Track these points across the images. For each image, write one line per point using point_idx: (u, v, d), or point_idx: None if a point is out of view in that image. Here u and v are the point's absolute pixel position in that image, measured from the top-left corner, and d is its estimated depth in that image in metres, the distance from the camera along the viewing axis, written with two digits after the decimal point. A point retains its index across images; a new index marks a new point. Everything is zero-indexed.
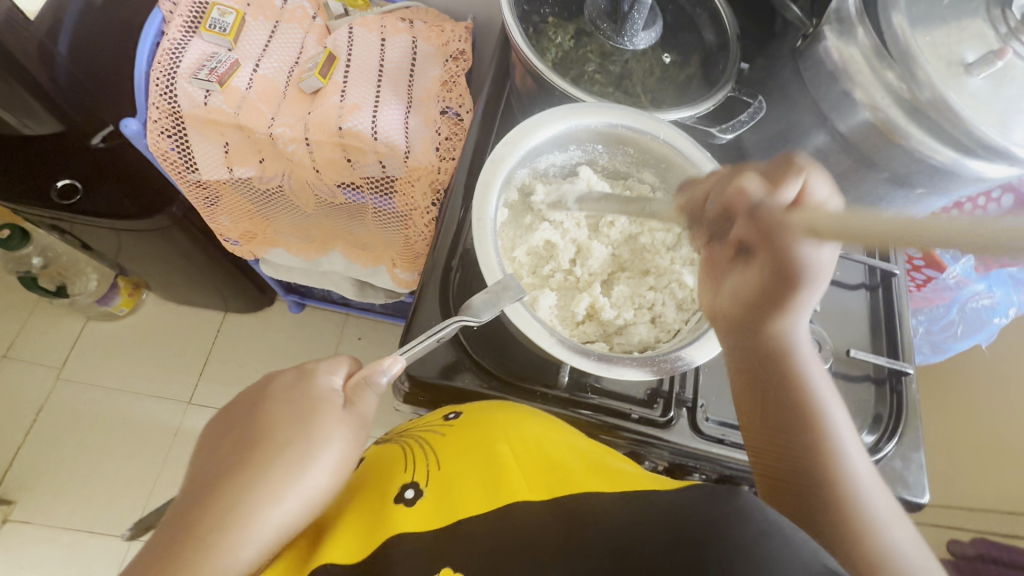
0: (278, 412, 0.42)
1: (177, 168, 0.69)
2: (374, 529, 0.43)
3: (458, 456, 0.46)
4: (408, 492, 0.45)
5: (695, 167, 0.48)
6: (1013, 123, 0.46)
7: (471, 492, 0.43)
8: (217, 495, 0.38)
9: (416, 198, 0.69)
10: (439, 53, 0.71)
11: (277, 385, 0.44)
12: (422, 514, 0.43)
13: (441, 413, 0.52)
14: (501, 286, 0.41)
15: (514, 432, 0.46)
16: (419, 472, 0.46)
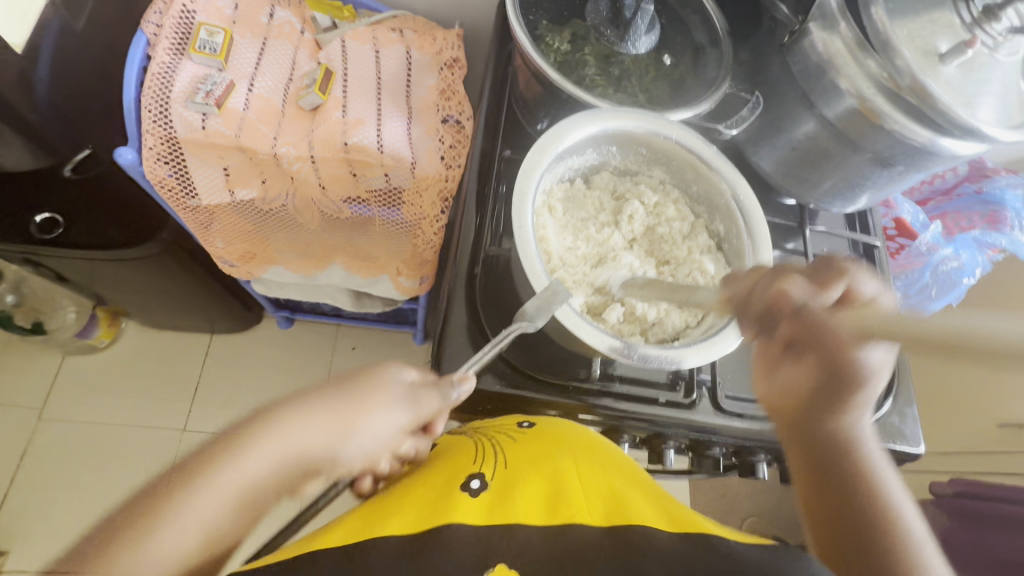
0: (356, 389, 0.50)
1: (176, 196, 0.67)
2: (434, 508, 0.46)
3: (526, 466, 0.50)
4: (473, 483, 0.49)
5: (706, 163, 0.53)
6: (979, 105, 0.51)
7: (532, 499, 0.47)
8: (285, 431, 0.46)
9: (424, 208, 0.70)
10: (433, 62, 0.72)
11: (364, 368, 0.52)
12: (484, 504, 0.47)
13: (514, 419, 0.57)
14: (549, 291, 0.44)
15: (582, 458, 0.51)
16: (485, 468, 0.50)
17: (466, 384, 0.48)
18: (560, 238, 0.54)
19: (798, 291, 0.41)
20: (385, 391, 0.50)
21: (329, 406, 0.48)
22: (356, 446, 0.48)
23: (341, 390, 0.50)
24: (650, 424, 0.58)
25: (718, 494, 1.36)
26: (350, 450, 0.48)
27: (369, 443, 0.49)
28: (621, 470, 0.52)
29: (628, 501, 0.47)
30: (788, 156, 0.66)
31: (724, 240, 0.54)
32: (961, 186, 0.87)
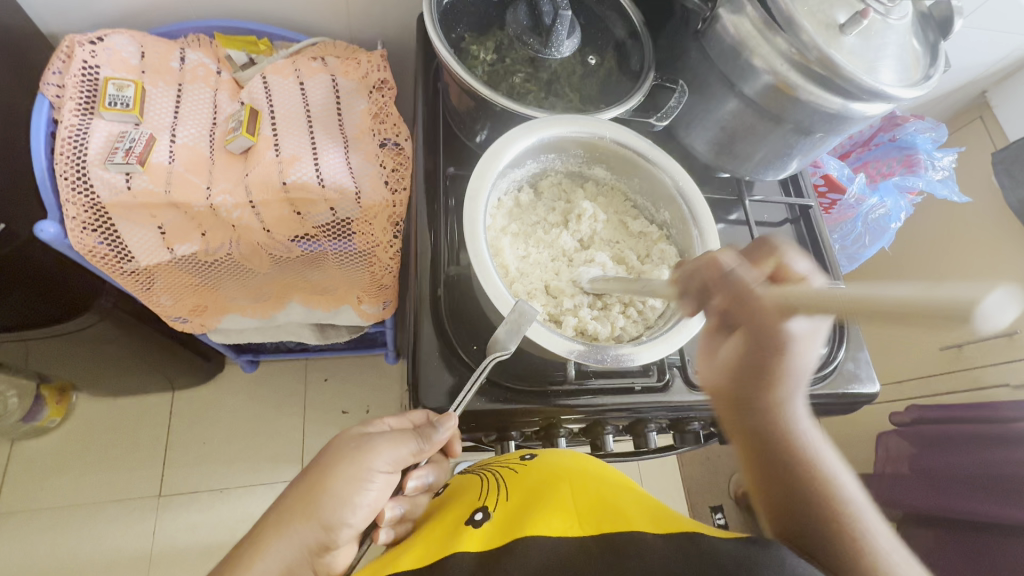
0: (343, 460, 0.47)
1: (112, 263, 0.64)
2: (442, 542, 0.46)
3: (527, 492, 0.51)
4: (478, 516, 0.49)
5: (643, 156, 0.54)
6: (879, 69, 0.55)
7: (533, 516, 0.47)
8: (289, 530, 0.44)
9: (376, 235, 0.69)
10: (361, 86, 0.71)
11: (345, 437, 0.49)
12: (488, 533, 0.46)
13: (517, 456, 0.59)
14: (519, 313, 0.44)
15: (578, 475, 0.52)
16: (489, 500, 0.51)
17: (449, 422, 0.48)
18: (515, 248, 0.55)
19: (728, 259, 0.44)
20: (363, 447, 0.48)
21: (311, 487, 0.46)
22: (359, 511, 0.47)
23: (320, 468, 0.47)
24: (630, 411, 0.60)
25: (705, 457, 1.41)
26: (353, 516, 0.46)
27: (372, 501, 0.47)
28: (619, 484, 0.53)
29: (624, 510, 0.48)
30: (719, 135, 0.69)
31: (670, 226, 0.57)
32: (877, 137, 0.95)
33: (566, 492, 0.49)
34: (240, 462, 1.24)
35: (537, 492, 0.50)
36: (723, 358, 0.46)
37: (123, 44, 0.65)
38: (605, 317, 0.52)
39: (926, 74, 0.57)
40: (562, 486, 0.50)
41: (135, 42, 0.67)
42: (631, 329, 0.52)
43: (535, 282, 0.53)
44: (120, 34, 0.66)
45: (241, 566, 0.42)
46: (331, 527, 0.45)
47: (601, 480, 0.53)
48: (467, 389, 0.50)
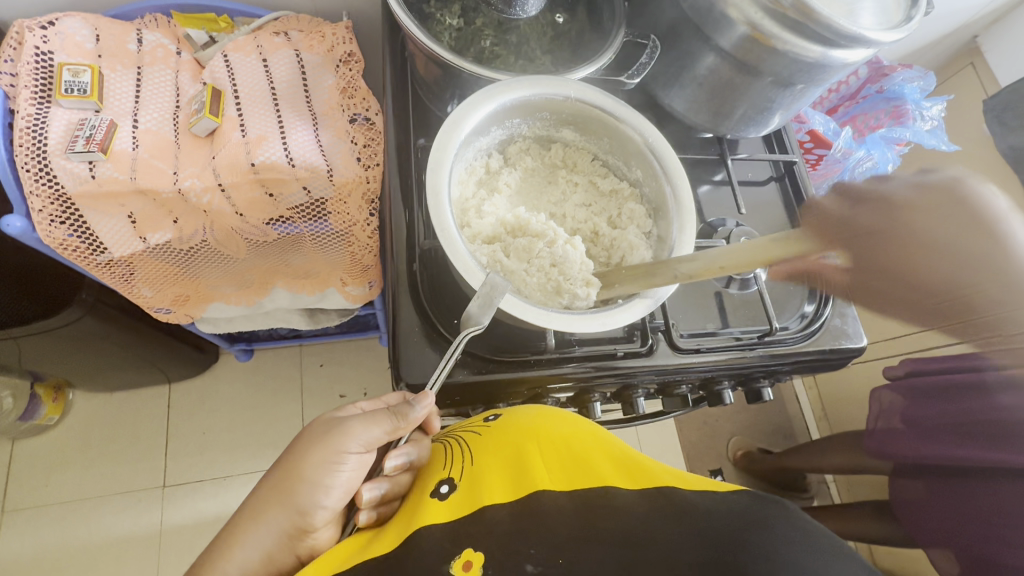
0: (312, 446, 0.48)
1: (84, 255, 0.62)
2: (411, 517, 0.47)
3: (490, 457, 0.51)
4: (443, 488, 0.49)
5: (610, 115, 0.52)
6: (857, 13, 0.54)
7: (500, 482, 0.48)
8: (263, 513, 0.46)
9: (352, 214, 0.68)
10: (327, 60, 0.69)
11: (316, 424, 0.50)
12: (453, 503, 0.47)
13: (479, 418, 0.59)
14: (489, 287, 0.44)
15: (540, 432, 0.52)
16: (454, 470, 0.51)
17: (426, 400, 0.49)
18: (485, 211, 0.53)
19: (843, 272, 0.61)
20: (335, 430, 0.48)
21: (285, 477, 0.47)
22: (333, 492, 0.47)
23: (296, 453, 0.48)
24: (616, 377, 0.60)
25: (702, 422, 1.42)
26: (328, 498, 0.48)
27: (345, 481, 0.48)
28: (580, 433, 0.53)
29: (593, 469, 0.49)
30: (697, 92, 0.67)
31: (642, 184, 0.55)
32: (864, 89, 0.94)
33: (531, 453, 0.50)
34: (243, 450, 1.25)
35: (502, 455, 0.50)
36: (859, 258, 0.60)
37: (76, 27, 0.63)
38: (549, 271, 0.49)
39: (908, 16, 0.55)
40: (525, 444, 0.51)
41: (88, 25, 0.64)
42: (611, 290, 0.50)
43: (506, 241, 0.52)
44: (73, 16, 0.63)
45: (219, 558, 0.44)
46: (307, 511, 0.47)
47: (565, 433, 0.52)
48: (440, 368, 0.50)
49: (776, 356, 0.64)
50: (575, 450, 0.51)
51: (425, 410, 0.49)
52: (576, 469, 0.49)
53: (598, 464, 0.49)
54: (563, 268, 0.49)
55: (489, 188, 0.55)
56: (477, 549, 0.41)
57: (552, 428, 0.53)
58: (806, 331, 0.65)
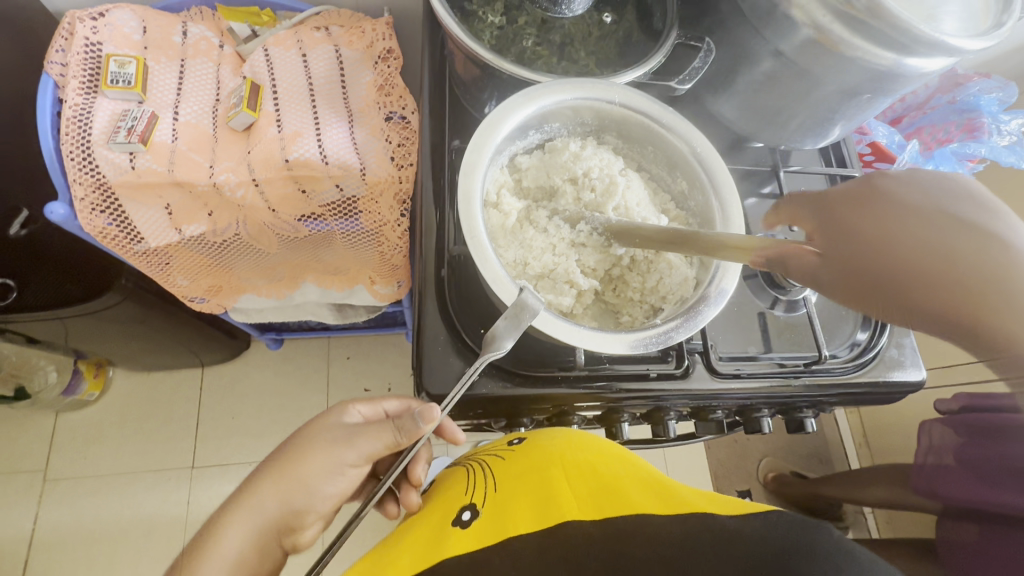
0: (317, 448, 0.51)
1: (122, 244, 0.63)
2: (431, 543, 0.45)
3: (514, 482, 0.49)
4: (464, 515, 0.47)
5: (655, 122, 0.49)
6: (939, 18, 0.49)
7: (524, 507, 0.45)
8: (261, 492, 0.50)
9: (383, 213, 0.66)
10: (366, 57, 0.67)
11: (326, 423, 0.53)
12: (476, 529, 0.45)
13: (505, 442, 0.58)
14: (519, 306, 0.41)
15: (565, 455, 0.49)
16: (477, 496, 0.49)
17: (430, 415, 0.47)
18: (552, 169, 0.51)
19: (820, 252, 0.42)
20: (340, 441, 0.51)
21: (287, 468, 0.50)
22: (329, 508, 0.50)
23: (301, 446, 0.51)
24: (647, 399, 0.57)
25: (733, 440, 1.37)
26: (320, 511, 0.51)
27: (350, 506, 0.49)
28: (611, 458, 0.51)
29: (625, 492, 0.46)
30: (748, 100, 0.63)
31: (688, 198, 0.52)
32: (933, 99, 0.87)
33: (557, 478, 0.47)
34: (270, 437, 1.27)
35: (526, 479, 0.48)
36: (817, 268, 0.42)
37: (125, 19, 0.64)
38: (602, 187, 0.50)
39: (998, 21, 0.50)
40: (551, 468, 0.48)
41: (136, 17, 0.65)
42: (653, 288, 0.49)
43: (561, 235, 0.50)
44: (122, 8, 0.64)
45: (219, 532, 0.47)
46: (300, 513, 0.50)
47: (595, 459, 0.49)
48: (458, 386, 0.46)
49: (824, 387, 0.60)
50: (600, 469, 0.48)
51: (428, 426, 0.47)
52: (603, 493, 0.46)
53: (631, 488, 0.46)
54: (614, 184, 0.50)
55: (524, 198, 0.52)
56: None
57: (580, 453, 0.50)
58: (857, 360, 0.61)
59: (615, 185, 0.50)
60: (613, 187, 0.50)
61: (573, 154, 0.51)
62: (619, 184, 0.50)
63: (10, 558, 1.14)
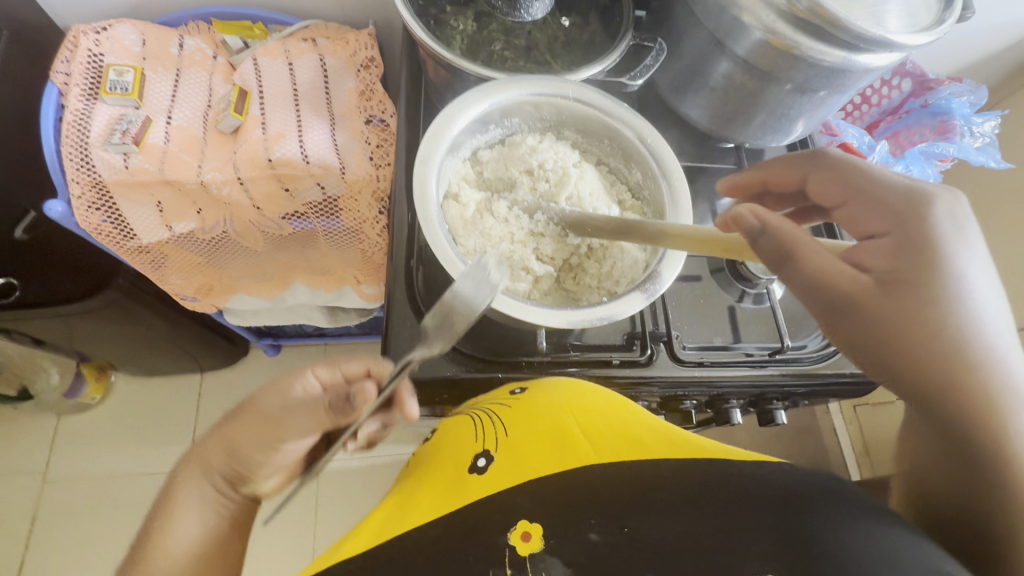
0: (251, 424, 0.49)
1: (116, 240, 0.67)
2: (450, 492, 0.48)
3: (525, 428, 0.50)
4: (480, 462, 0.50)
5: (608, 116, 0.52)
6: (882, 16, 0.51)
7: (540, 457, 0.48)
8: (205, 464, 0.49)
9: (363, 211, 0.69)
10: (349, 65, 0.71)
11: (260, 397, 0.50)
12: (492, 478, 0.48)
13: (504, 391, 0.56)
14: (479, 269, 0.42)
15: (573, 401, 0.51)
16: (490, 441, 0.51)
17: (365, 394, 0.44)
18: (512, 161, 0.54)
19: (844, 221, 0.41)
20: (274, 420, 0.48)
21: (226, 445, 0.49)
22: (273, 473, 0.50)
23: (239, 423, 0.49)
24: (612, 385, 0.58)
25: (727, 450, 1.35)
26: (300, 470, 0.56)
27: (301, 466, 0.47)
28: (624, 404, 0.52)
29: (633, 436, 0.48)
30: (712, 99, 0.65)
31: (643, 188, 0.54)
32: (907, 103, 0.89)
33: (568, 426, 0.49)
34: None
35: (537, 426, 0.50)
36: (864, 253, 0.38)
37: (126, 33, 0.69)
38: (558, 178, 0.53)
39: (940, 19, 0.52)
40: (559, 419, 0.50)
41: (137, 31, 0.70)
42: (607, 274, 0.51)
43: (518, 224, 0.52)
44: (124, 24, 0.69)
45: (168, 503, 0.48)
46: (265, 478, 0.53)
47: (603, 406, 0.51)
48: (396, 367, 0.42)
49: (790, 375, 0.61)
50: (608, 415, 0.50)
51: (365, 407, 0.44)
52: (617, 439, 0.48)
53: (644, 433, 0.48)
54: (568, 176, 0.53)
55: (485, 189, 0.54)
56: (534, 521, 0.43)
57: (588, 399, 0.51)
58: (824, 350, 0.61)
59: (570, 176, 0.52)
60: (568, 179, 0.53)
61: (532, 148, 0.54)
62: (575, 176, 0.53)
63: (8, 558, 1.16)
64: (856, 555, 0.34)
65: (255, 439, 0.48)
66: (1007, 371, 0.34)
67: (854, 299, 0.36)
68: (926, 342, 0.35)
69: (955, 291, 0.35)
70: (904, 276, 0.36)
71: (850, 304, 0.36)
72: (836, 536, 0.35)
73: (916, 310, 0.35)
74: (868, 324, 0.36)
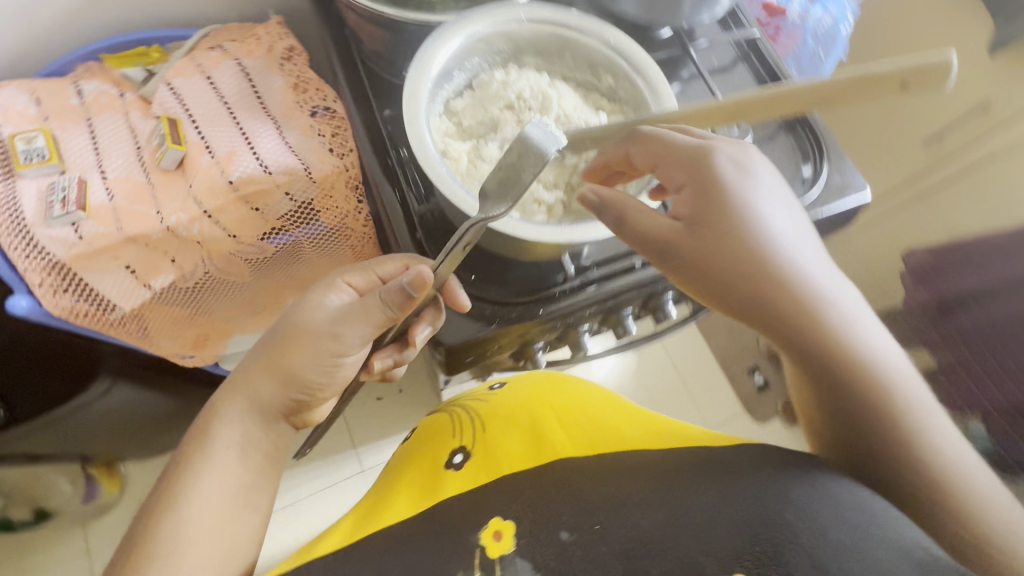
0: (302, 345, 0.48)
1: (97, 318, 0.62)
2: (426, 487, 0.50)
3: (506, 426, 0.55)
4: (457, 458, 0.53)
5: (566, 28, 0.52)
6: None
7: (522, 444, 0.52)
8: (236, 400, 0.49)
9: (341, 205, 0.67)
10: (270, 62, 0.66)
11: (307, 317, 0.49)
12: (470, 470, 0.51)
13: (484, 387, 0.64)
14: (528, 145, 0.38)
15: (550, 400, 0.58)
16: (468, 439, 0.55)
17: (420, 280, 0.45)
18: (487, 102, 0.53)
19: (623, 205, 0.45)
20: (330, 334, 0.48)
21: (276, 363, 0.49)
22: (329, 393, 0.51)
23: (287, 343, 0.48)
24: (642, 288, 0.60)
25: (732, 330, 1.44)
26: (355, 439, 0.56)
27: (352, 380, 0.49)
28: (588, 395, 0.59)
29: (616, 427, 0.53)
30: None
31: (618, 90, 0.54)
32: None
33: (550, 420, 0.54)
34: None
35: (520, 420, 0.55)
36: (645, 219, 0.44)
37: (15, 96, 0.61)
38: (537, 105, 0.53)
39: None
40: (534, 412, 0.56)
41: (25, 91, 0.62)
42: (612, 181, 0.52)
43: None
44: (7, 87, 0.62)
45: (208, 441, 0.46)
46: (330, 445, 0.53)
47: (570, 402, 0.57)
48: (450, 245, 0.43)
49: None
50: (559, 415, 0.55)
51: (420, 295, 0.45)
52: (537, 443, 0.52)
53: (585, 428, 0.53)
54: (547, 99, 0.53)
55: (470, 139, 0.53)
56: (506, 518, 0.45)
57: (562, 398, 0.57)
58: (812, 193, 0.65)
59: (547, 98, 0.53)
60: (548, 103, 0.53)
61: (502, 83, 0.53)
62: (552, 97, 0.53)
63: None
64: (821, 540, 0.36)
65: (310, 361, 0.48)
66: (808, 295, 0.43)
67: (670, 242, 0.43)
68: (755, 271, 0.42)
69: (752, 220, 0.43)
70: (704, 214, 0.43)
71: (669, 247, 0.43)
72: (817, 523, 0.37)
73: (722, 240, 0.42)
74: (694, 264, 0.43)
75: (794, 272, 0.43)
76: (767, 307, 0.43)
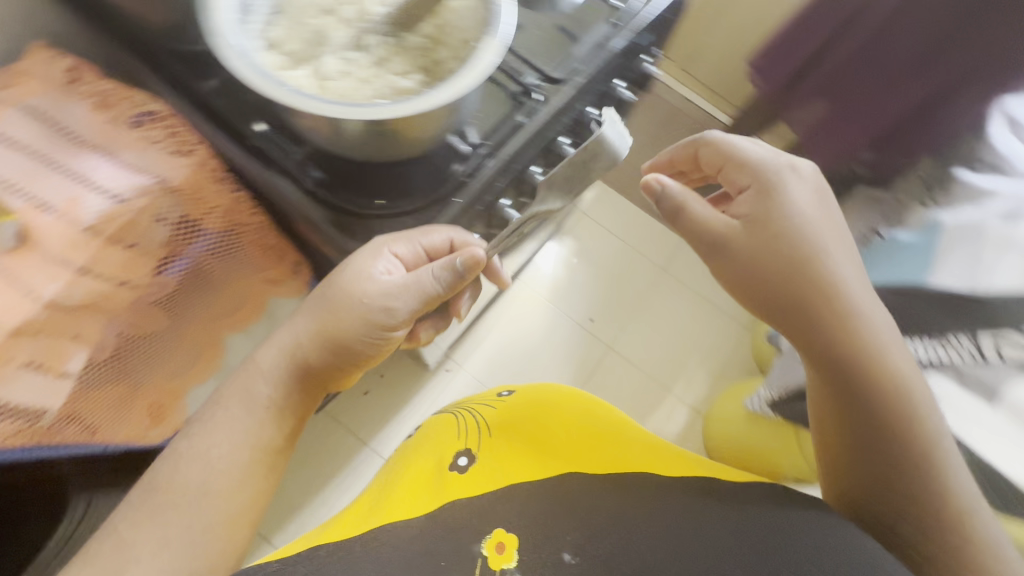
0: (352, 322, 0.58)
1: (30, 431, 0.57)
2: (426, 490, 0.60)
3: (515, 436, 0.67)
4: (461, 461, 0.64)
5: None
6: None
7: (528, 459, 0.64)
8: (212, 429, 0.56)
9: (217, 203, 0.63)
10: (56, 93, 0.59)
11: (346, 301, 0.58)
12: (470, 474, 0.62)
13: (492, 395, 0.78)
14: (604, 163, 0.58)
15: (563, 420, 0.68)
16: (470, 442, 0.66)
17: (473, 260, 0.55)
18: (303, 17, 0.53)
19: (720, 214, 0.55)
20: (383, 306, 0.57)
21: (332, 330, 0.58)
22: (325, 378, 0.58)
23: (337, 307, 0.57)
24: (534, 138, 0.62)
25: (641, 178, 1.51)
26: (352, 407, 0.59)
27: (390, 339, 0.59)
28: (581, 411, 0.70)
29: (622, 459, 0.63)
30: None
31: None
32: None
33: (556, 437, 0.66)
34: None
35: (531, 428, 0.67)
36: (730, 233, 0.53)
37: None
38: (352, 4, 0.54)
39: None
40: (547, 427, 0.67)
41: None
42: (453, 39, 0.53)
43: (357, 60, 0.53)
44: None
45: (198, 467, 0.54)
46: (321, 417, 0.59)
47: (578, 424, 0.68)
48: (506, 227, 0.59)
49: (639, 29, 0.67)
50: (580, 435, 0.66)
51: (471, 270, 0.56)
52: (540, 455, 0.64)
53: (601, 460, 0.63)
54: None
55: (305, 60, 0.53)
56: (506, 528, 0.54)
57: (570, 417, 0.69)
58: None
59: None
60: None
61: None
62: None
63: None
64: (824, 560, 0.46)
65: (364, 330, 0.58)
66: (897, 384, 0.51)
67: (723, 237, 0.52)
68: (817, 290, 0.50)
69: (857, 311, 0.50)
70: (764, 242, 0.51)
71: (720, 243, 0.52)
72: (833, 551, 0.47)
73: (784, 256, 0.50)
74: (744, 255, 0.51)
75: (849, 306, 0.50)
76: (797, 303, 0.50)
